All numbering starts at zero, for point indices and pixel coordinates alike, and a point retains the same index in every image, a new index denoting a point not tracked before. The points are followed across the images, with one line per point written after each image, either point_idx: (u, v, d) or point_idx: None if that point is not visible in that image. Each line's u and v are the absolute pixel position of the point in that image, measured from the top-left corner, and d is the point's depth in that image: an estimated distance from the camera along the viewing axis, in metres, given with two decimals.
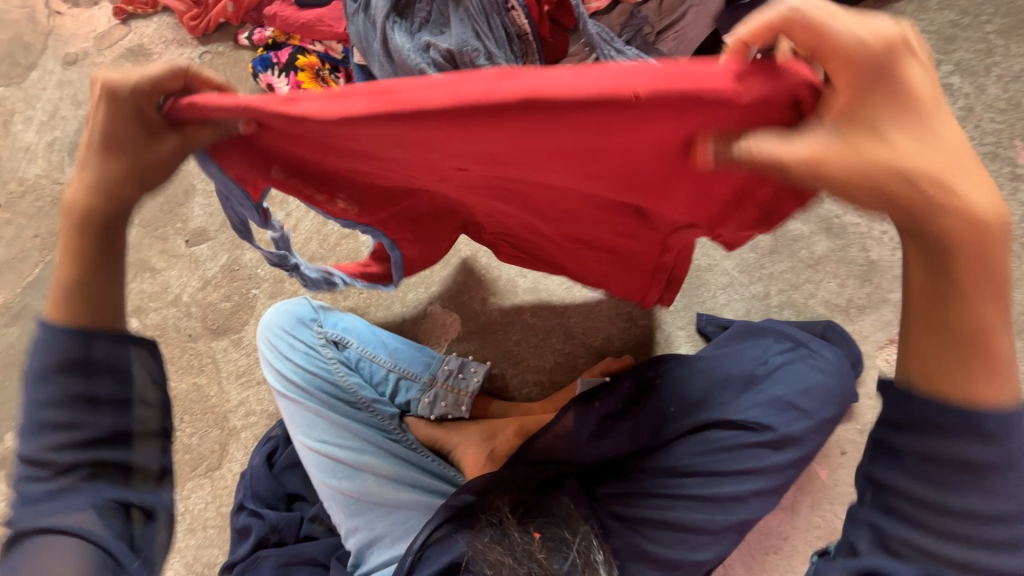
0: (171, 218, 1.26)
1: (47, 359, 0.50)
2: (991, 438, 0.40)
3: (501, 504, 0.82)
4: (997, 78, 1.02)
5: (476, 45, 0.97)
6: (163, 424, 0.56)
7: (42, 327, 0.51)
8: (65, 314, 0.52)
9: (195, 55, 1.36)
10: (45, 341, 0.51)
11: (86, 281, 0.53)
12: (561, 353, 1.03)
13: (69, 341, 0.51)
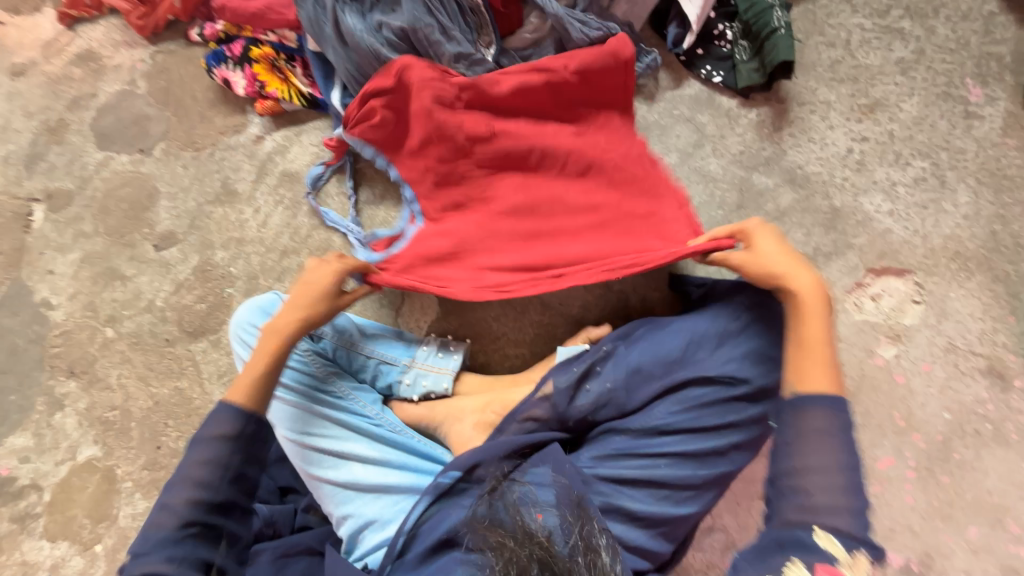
0: (138, 224, 1.24)
1: (214, 429, 0.79)
2: (839, 428, 0.70)
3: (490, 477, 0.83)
4: (945, 19, 1.03)
5: (429, 21, 0.96)
6: (247, 504, 0.81)
7: (222, 408, 0.80)
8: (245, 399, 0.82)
9: (146, 56, 1.32)
10: (220, 414, 0.80)
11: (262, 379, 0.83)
12: (540, 324, 1.05)
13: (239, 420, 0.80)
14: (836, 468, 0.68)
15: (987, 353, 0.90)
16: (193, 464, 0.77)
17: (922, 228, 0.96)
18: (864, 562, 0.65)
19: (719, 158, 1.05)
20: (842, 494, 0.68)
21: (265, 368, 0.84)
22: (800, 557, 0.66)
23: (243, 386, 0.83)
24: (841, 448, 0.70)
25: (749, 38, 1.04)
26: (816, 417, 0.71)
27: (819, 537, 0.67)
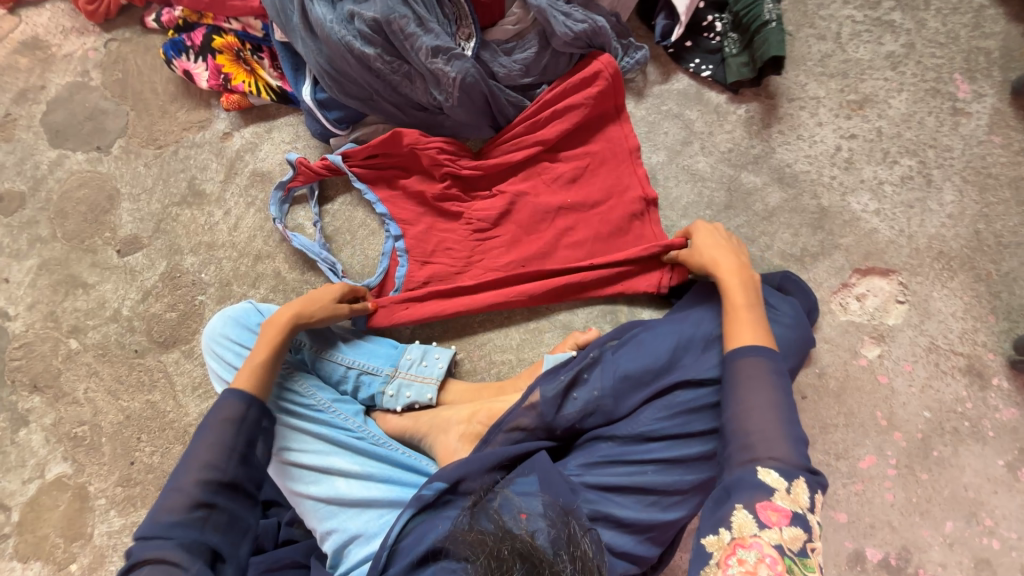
0: (98, 228, 1.16)
1: (223, 413, 0.78)
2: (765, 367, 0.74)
3: (474, 490, 0.80)
4: (935, 12, 1.01)
5: (404, 11, 0.90)
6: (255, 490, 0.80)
7: (230, 395, 0.80)
8: (250, 388, 0.82)
9: (100, 44, 1.23)
10: (227, 402, 0.80)
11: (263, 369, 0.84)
12: (526, 329, 1.02)
13: (242, 404, 0.79)
14: (772, 407, 0.70)
15: (967, 353, 0.91)
16: (204, 443, 0.76)
17: (907, 228, 0.96)
18: (802, 490, 0.66)
19: (707, 156, 1.03)
20: (781, 430, 0.69)
21: (266, 358, 0.85)
22: (744, 496, 0.65)
23: (245, 374, 0.83)
24: (776, 388, 0.72)
25: (740, 30, 1.00)
26: (755, 363, 0.74)
27: (762, 474, 0.67)
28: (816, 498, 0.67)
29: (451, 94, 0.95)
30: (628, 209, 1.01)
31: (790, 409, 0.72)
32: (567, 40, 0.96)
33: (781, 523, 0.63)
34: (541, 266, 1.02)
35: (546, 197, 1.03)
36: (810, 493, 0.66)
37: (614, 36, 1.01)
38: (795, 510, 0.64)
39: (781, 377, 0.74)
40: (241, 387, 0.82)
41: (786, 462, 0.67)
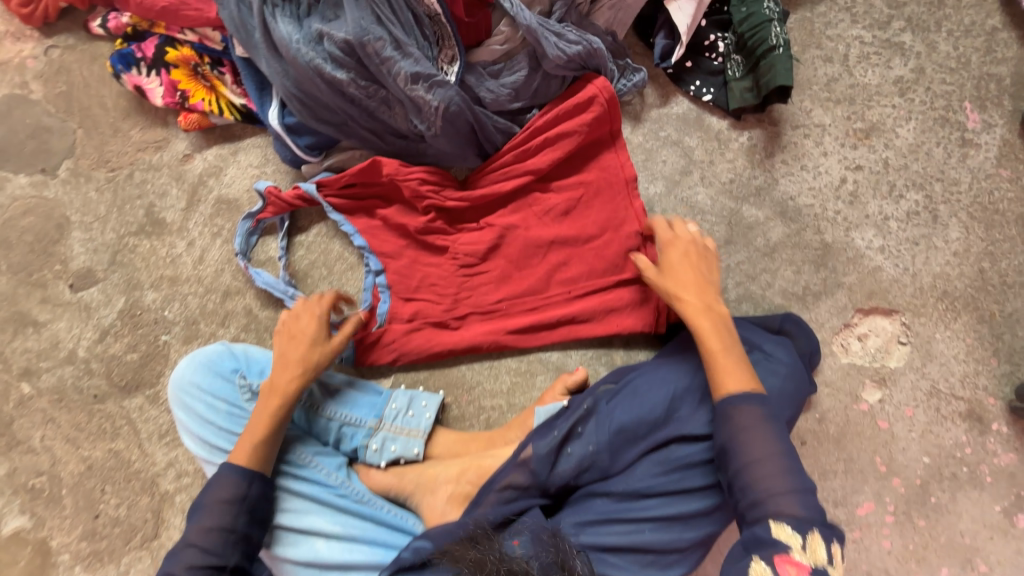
0: (48, 259, 1.06)
1: (221, 491, 0.75)
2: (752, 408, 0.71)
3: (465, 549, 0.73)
4: (947, 34, 0.96)
5: (379, 32, 0.81)
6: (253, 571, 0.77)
7: (229, 470, 0.77)
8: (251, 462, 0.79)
9: (39, 52, 1.10)
10: (227, 476, 0.77)
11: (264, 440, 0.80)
12: (516, 372, 0.97)
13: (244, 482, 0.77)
14: (775, 454, 0.68)
15: (968, 397, 0.89)
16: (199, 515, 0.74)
17: (911, 266, 0.92)
18: (819, 543, 0.63)
19: (707, 188, 0.97)
20: (785, 483, 0.66)
21: (266, 431, 0.81)
22: (762, 550, 0.64)
23: (245, 448, 0.79)
24: (771, 432, 0.70)
25: (744, 52, 0.93)
26: (747, 414, 0.71)
27: (779, 533, 0.64)
28: (834, 550, 0.64)
29: (434, 124, 0.87)
30: (625, 246, 0.95)
31: (793, 460, 0.69)
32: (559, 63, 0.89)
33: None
34: (530, 301, 0.96)
35: (536, 229, 0.96)
36: (827, 545, 0.64)
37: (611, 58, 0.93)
38: (814, 564, 0.63)
39: (777, 422, 0.72)
40: (239, 461, 0.78)
41: (796, 515, 0.64)
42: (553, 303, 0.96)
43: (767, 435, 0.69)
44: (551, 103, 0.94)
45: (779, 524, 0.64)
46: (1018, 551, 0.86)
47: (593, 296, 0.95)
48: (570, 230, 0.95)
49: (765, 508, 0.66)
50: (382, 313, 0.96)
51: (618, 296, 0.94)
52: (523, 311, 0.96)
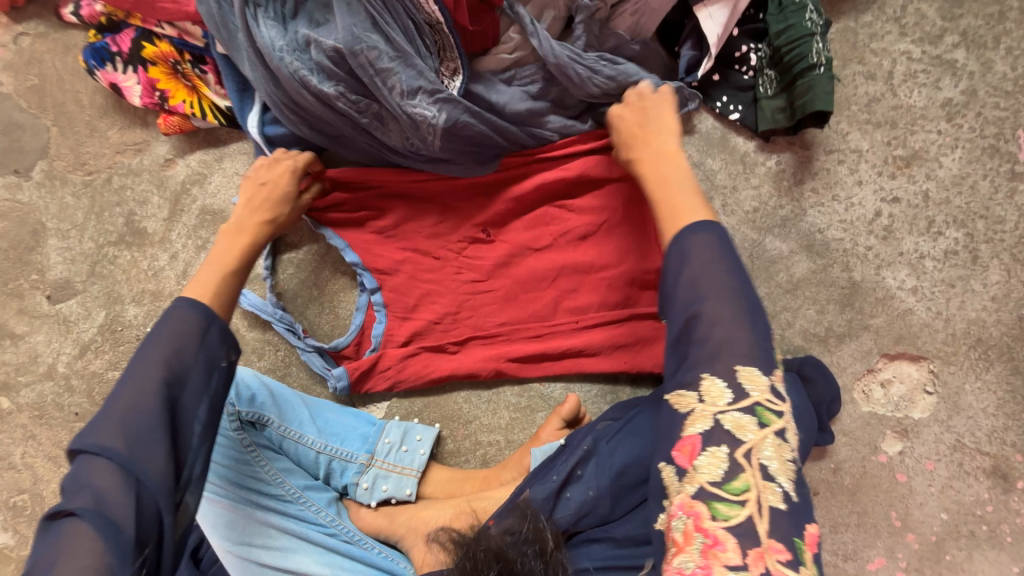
0: (23, 268, 1.00)
1: (172, 328, 0.61)
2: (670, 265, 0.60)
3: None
4: (1005, 52, 0.86)
5: (373, 42, 0.72)
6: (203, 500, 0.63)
7: (186, 304, 0.63)
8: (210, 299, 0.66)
9: (8, 40, 1.01)
10: (180, 311, 0.63)
11: (230, 276, 0.70)
12: (516, 408, 0.92)
13: (192, 310, 0.63)
14: (713, 299, 0.56)
15: (993, 452, 0.84)
16: (125, 417, 0.57)
17: (944, 309, 0.86)
18: (719, 384, 0.55)
19: (729, 216, 0.90)
20: (693, 305, 0.57)
21: (232, 267, 0.71)
22: (660, 448, 0.58)
23: (207, 283, 0.68)
24: (713, 278, 0.57)
25: (778, 68, 0.84)
26: (663, 267, 0.61)
27: (681, 397, 0.57)
28: (747, 381, 0.54)
29: (434, 143, 0.79)
30: (641, 277, 0.88)
31: (699, 287, 0.57)
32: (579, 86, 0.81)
33: (698, 452, 0.54)
34: (534, 328, 0.90)
35: (545, 251, 0.90)
36: (734, 378, 0.54)
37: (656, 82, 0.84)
38: (714, 427, 0.54)
39: (727, 267, 0.58)
40: (197, 295, 0.66)
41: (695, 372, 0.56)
42: (558, 331, 0.90)
43: (674, 276, 0.59)
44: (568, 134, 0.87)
45: (681, 391, 0.57)
46: None
47: (603, 327, 0.89)
48: (581, 256, 0.89)
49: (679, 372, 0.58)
50: (378, 335, 0.91)
51: (629, 330, 0.88)
52: (526, 338, 0.91)
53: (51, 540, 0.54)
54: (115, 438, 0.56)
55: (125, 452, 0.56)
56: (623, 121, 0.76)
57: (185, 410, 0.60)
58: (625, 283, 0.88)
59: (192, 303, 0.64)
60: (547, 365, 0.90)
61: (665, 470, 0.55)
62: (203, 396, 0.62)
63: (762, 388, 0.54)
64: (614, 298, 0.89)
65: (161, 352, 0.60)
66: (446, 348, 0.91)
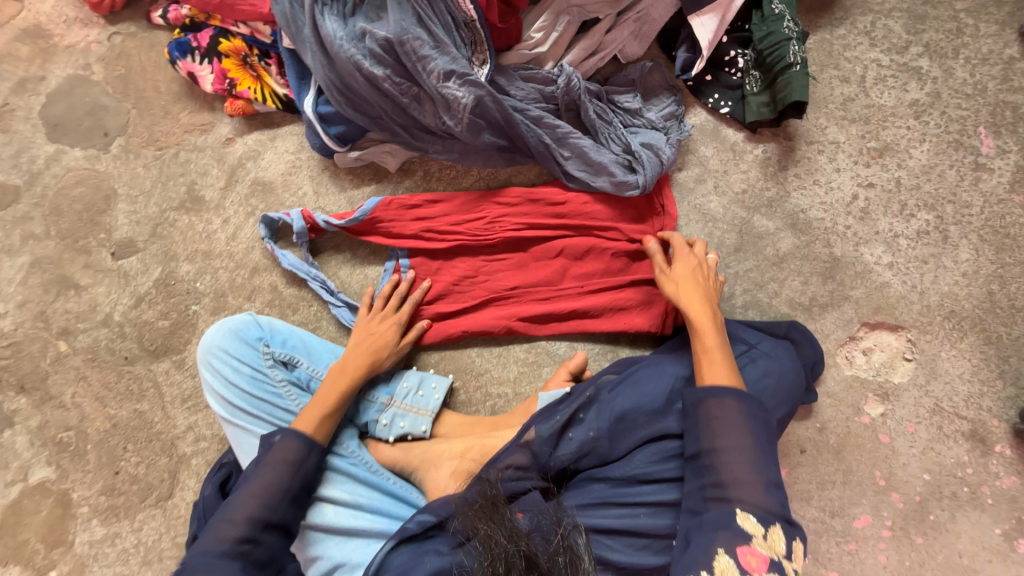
0: (94, 228, 1.13)
1: (290, 449, 0.79)
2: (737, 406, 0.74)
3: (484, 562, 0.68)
4: (964, 61, 0.98)
5: (418, 33, 0.87)
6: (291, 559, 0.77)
7: (292, 437, 0.80)
8: (312, 431, 0.82)
9: (104, 37, 1.19)
10: (289, 442, 0.80)
11: (332, 412, 0.85)
12: (524, 362, 1.01)
13: (302, 446, 0.80)
14: (766, 456, 0.72)
15: (971, 417, 0.90)
16: (232, 532, 0.72)
17: (918, 283, 0.94)
18: (779, 536, 0.67)
19: (720, 196, 1.00)
20: (761, 461, 0.71)
21: (332, 404, 0.85)
22: (725, 540, 0.66)
23: (310, 419, 0.83)
24: (756, 430, 0.73)
25: (762, 68, 0.97)
26: (734, 407, 0.74)
27: (743, 520, 0.67)
28: (793, 546, 0.67)
29: (463, 121, 0.92)
30: (639, 247, 0.98)
31: (765, 443, 0.73)
32: (595, 123, 0.97)
33: (760, 569, 0.64)
34: (543, 291, 0.99)
35: (557, 221, 0.99)
36: (787, 539, 0.67)
37: (664, 139, 0.97)
38: (773, 559, 0.65)
39: (767, 429, 0.75)
40: (302, 429, 0.82)
41: (762, 507, 0.68)
42: (564, 295, 0.99)
43: (752, 423, 0.73)
44: (569, 141, 0.96)
45: (745, 515, 0.67)
46: None
47: (604, 295, 0.98)
48: (588, 225, 0.99)
49: (737, 495, 0.69)
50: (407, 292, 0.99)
51: (628, 295, 0.97)
52: (535, 299, 1.00)
53: None
54: (239, 524, 0.72)
55: (244, 534, 0.72)
56: (692, 278, 0.89)
57: (293, 503, 0.77)
58: (625, 254, 0.98)
59: (298, 436, 0.81)
60: (551, 326, 0.99)
61: (726, 561, 0.64)
62: (295, 514, 0.78)
63: (800, 556, 0.68)
64: (613, 267, 0.99)
65: (267, 479, 0.76)
66: (461, 311, 1.00)
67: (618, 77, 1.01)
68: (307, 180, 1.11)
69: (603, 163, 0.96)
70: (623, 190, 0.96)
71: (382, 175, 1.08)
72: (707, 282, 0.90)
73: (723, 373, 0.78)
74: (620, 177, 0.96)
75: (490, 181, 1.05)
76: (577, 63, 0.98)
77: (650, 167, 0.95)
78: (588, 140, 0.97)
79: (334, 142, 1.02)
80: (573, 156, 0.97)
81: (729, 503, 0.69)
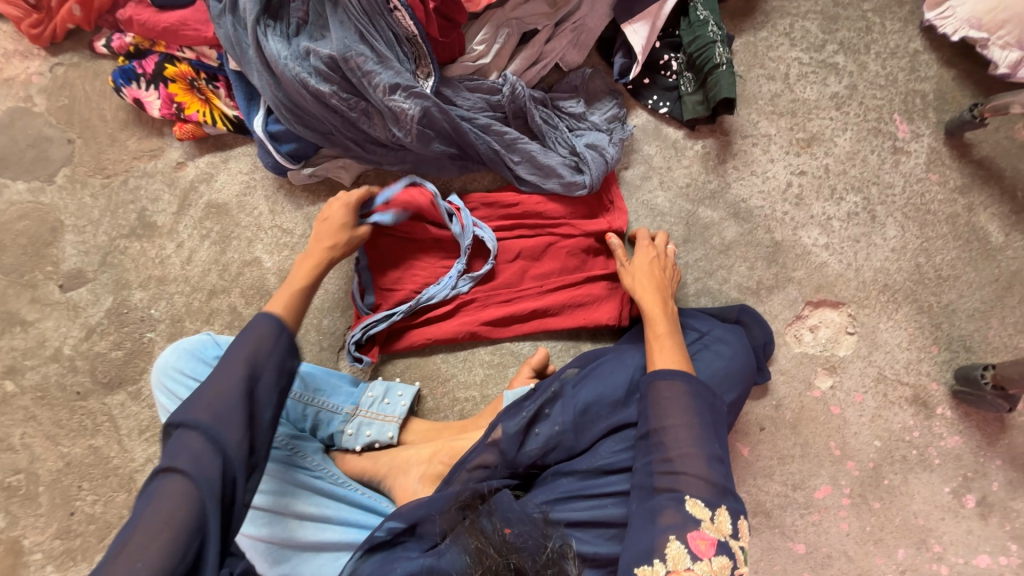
0: (40, 262, 1.10)
1: (258, 334, 0.72)
2: (679, 388, 0.76)
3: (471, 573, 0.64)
4: (875, 55, 1.07)
5: (361, 50, 0.90)
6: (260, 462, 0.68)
7: (267, 317, 0.74)
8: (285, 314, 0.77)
9: (45, 69, 1.18)
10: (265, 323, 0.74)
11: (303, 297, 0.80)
12: (489, 365, 1.02)
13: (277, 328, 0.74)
14: (709, 437, 0.74)
15: (912, 382, 0.95)
16: (211, 404, 0.66)
17: (853, 261, 1.00)
18: (724, 517, 0.69)
19: (666, 191, 1.05)
20: (704, 440, 0.73)
21: (303, 286, 0.82)
22: (675, 527, 0.67)
23: (284, 298, 0.78)
24: (700, 411, 0.75)
25: (694, 70, 1.03)
26: (680, 388, 0.77)
27: (690, 503, 0.69)
28: (738, 524, 0.70)
29: (412, 132, 0.94)
30: (591, 245, 1.02)
31: (710, 423, 0.75)
32: (543, 127, 1.01)
33: (708, 552, 0.66)
34: (504, 293, 1.01)
35: (512, 223, 1.02)
36: (732, 519, 0.70)
37: (608, 139, 1.02)
38: (720, 540, 0.68)
39: (707, 407, 0.77)
40: (275, 310, 0.76)
41: (708, 490, 0.70)
42: (525, 296, 1.01)
43: (696, 405, 0.75)
44: (517, 147, 0.99)
45: (692, 499, 0.69)
46: (968, 531, 0.90)
47: (563, 292, 1.01)
48: (543, 224, 1.02)
49: (684, 478, 0.71)
50: (434, 295, 0.99)
51: (586, 291, 1.00)
52: (497, 303, 1.01)
53: (146, 496, 0.60)
54: (206, 413, 0.65)
55: (211, 423, 0.64)
56: (647, 267, 0.93)
57: (257, 398, 0.69)
58: (580, 252, 1.01)
59: (273, 317, 0.75)
60: (512, 326, 1.01)
61: (677, 549, 0.66)
62: (273, 393, 0.71)
63: (745, 534, 0.70)
64: (569, 265, 1.01)
65: (247, 354, 0.70)
66: (423, 318, 1.00)
67: (562, 84, 1.06)
68: (262, 199, 1.11)
69: (551, 166, 0.99)
70: (572, 190, 1.00)
71: (338, 190, 1.09)
72: (665, 273, 0.94)
73: (673, 357, 0.81)
74: (569, 179, 0.99)
75: (446, 189, 1.07)
76: (521, 72, 1.02)
77: (596, 168, 0.99)
78: (536, 144, 1.00)
79: (286, 160, 1.03)
80: (524, 160, 1.00)
81: (677, 488, 0.70)
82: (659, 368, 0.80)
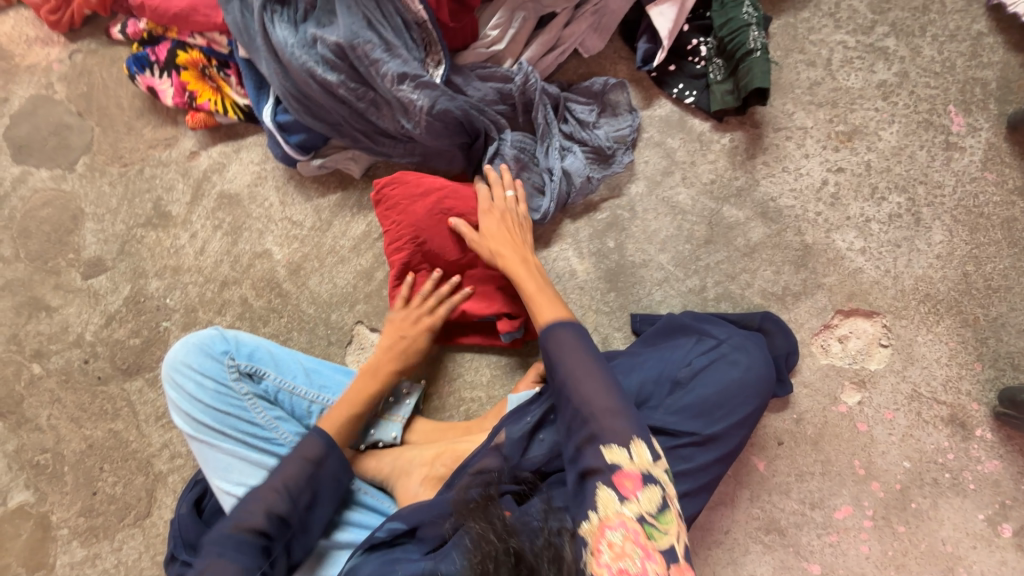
0: (63, 249, 1.12)
1: (313, 449, 0.78)
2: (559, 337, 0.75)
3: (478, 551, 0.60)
4: (932, 39, 0.96)
5: (369, 37, 0.86)
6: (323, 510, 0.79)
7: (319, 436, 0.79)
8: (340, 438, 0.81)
9: (65, 56, 1.18)
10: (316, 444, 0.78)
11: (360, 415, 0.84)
12: (496, 366, 1.00)
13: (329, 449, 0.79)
14: (605, 375, 0.71)
15: (950, 401, 0.88)
16: (310, 449, 0.78)
17: (892, 268, 0.92)
18: (643, 447, 0.66)
19: (688, 188, 0.98)
20: (601, 377, 0.71)
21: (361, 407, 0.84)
22: (600, 477, 0.64)
23: (337, 417, 0.82)
24: (591, 354, 0.73)
25: (724, 56, 0.96)
26: (567, 335, 0.75)
27: (609, 450, 0.66)
28: (656, 449, 0.67)
29: (420, 123, 0.90)
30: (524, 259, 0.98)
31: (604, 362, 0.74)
32: (543, 130, 0.96)
33: (635, 489, 0.63)
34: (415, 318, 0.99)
35: (440, 218, 0.92)
36: (651, 447, 0.66)
37: (582, 164, 0.96)
38: (643, 474, 0.64)
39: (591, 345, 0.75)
40: (326, 427, 0.81)
41: (621, 428, 0.66)
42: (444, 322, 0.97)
43: (587, 354, 0.72)
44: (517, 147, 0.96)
45: (609, 444, 0.66)
46: (1001, 562, 0.84)
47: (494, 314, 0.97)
48: None
49: (596, 424, 0.67)
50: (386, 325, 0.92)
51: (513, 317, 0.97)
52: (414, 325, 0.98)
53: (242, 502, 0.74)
54: (305, 460, 0.77)
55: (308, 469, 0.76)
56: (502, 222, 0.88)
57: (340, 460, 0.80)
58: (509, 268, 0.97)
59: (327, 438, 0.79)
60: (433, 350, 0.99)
61: (606, 495, 0.63)
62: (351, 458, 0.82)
63: (665, 455, 0.68)
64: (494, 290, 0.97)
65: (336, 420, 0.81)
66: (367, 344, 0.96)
67: (582, 86, 0.99)
68: (273, 190, 1.10)
69: (513, 181, 0.95)
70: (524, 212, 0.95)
71: (347, 182, 1.07)
72: (519, 223, 0.90)
73: (556, 308, 0.80)
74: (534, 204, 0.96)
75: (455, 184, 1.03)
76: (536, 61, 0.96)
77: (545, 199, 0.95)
78: (507, 149, 0.95)
79: (294, 151, 1.01)
80: (506, 161, 0.95)
81: (592, 437, 0.67)
82: (548, 321, 0.78)
